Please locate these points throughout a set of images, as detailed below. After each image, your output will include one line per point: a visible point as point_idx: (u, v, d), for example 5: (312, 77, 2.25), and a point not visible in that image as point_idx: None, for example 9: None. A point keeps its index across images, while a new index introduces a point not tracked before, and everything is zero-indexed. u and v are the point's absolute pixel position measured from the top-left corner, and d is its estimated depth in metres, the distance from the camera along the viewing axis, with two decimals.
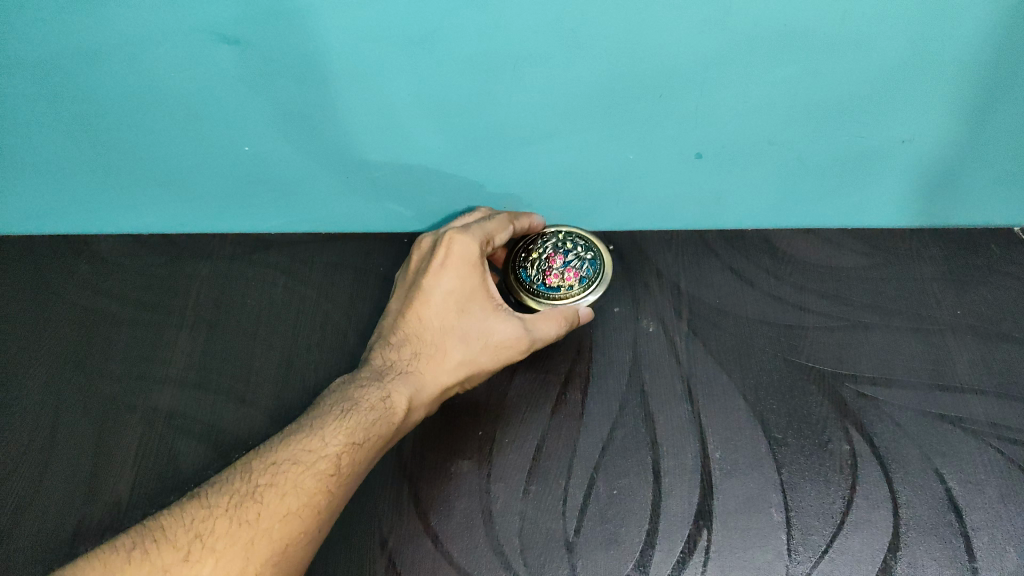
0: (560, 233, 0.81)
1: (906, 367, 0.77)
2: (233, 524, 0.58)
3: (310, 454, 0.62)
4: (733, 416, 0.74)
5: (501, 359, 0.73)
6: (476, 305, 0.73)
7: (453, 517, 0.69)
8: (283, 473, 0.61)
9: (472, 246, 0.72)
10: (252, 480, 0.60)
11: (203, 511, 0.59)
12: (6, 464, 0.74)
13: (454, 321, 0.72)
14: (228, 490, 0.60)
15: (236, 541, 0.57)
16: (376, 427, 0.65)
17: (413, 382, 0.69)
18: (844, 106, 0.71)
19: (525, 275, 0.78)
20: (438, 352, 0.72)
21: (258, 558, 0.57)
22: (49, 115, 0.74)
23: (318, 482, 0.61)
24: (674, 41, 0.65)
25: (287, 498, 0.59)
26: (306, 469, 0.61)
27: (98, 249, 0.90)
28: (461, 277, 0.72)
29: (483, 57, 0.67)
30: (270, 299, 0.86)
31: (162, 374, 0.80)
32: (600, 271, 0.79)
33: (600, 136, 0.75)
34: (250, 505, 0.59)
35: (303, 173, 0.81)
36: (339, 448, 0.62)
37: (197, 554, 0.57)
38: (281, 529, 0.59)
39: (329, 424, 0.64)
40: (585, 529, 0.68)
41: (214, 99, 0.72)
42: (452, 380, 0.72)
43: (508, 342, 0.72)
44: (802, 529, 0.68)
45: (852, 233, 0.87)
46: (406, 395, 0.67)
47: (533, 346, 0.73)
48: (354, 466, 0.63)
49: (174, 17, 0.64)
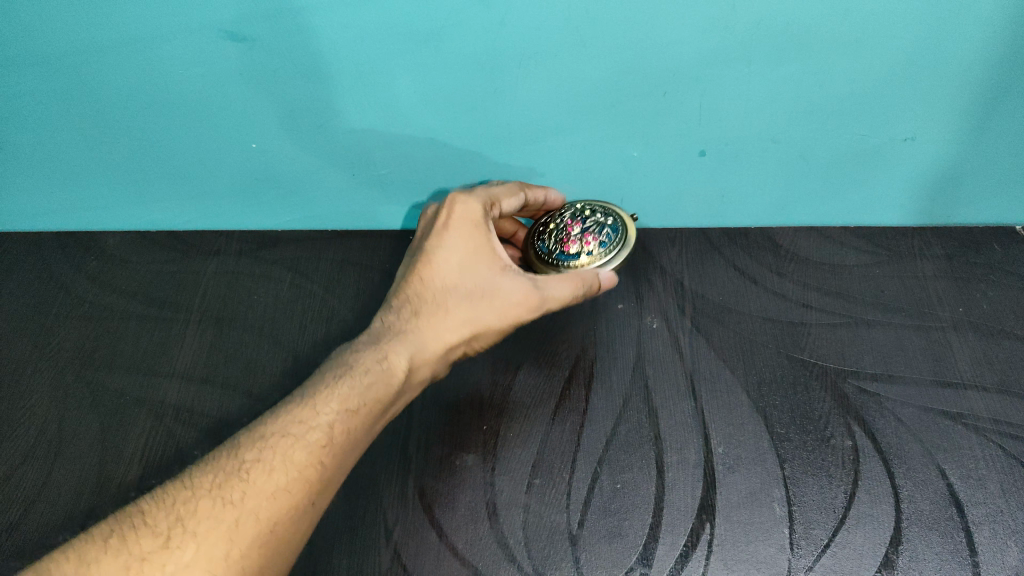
0: (578, 206, 0.81)
1: (907, 363, 0.78)
2: (216, 506, 0.56)
3: (301, 426, 0.60)
4: (735, 412, 0.75)
5: (508, 318, 0.72)
6: (482, 265, 0.73)
7: (457, 510, 0.70)
8: (271, 448, 0.59)
9: (476, 205, 0.73)
10: (239, 457, 0.59)
11: (185, 492, 0.56)
12: (18, 455, 0.75)
13: (458, 281, 0.72)
14: (213, 469, 0.58)
15: (220, 523, 0.55)
16: (373, 390, 0.64)
17: (413, 342, 0.69)
18: (847, 102, 0.71)
19: (543, 249, 0.79)
20: (440, 310, 0.71)
21: (244, 539, 0.55)
22: (59, 111, 0.75)
23: (309, 454, 0.59)
24: (678, 38, 0.65)
25: (275, 475, 0.58)
26: (296, 441, 0.59)
27: (111, 245, 0.92)
28: (464, 238, 0.73)
29: (487, 56, 0.67)
30: (279, 296, 0.87)
31: (171, 369, 0.81)
32: (621, 237, 0.78)
33: (603, 137, 0.76)
34: (236, 484, 0.57)
35: (310, 172, 0.82)
36: (332, 416, 0.61)
37: (177, 540, 0.54)
38: (270, 508, 0.56)
39: (321, 393, 0.63)
40: (588, 523, 0.69)
41: (221, 97, 0.73)
42: (456, 338, 0.71)
43: (516, 300, 0.72)
44: (804, 523, 0.68)
45: (854, 231, 0.88)
46: (404, 356, 0.67)
47: (542, 307, 0.73)
48: (350, 432, 0.62)
49: (182, 15, 0.65)
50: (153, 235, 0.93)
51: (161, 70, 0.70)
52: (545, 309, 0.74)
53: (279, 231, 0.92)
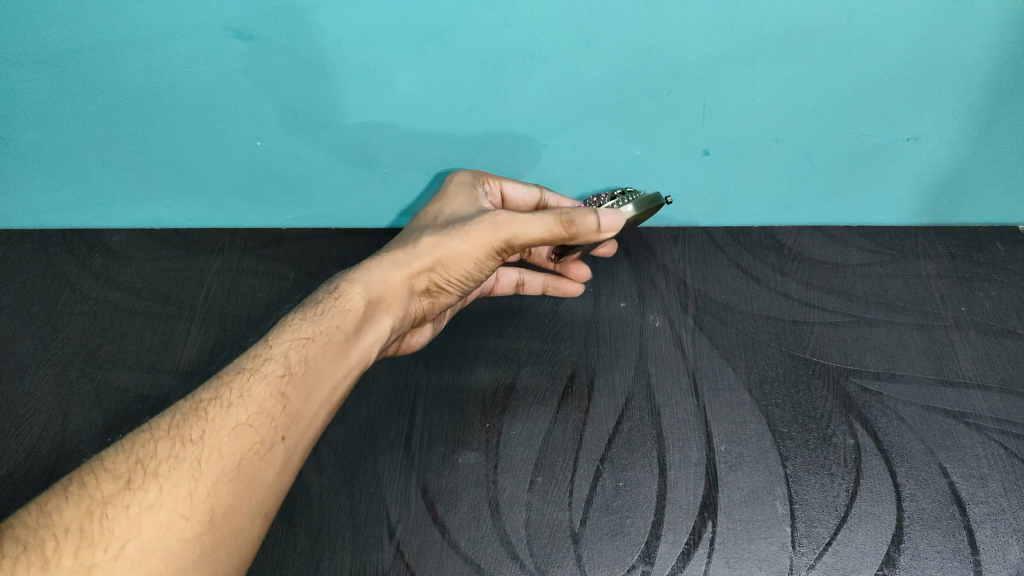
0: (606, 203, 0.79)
1: (909, 362, 0.78)
2: (176, 446, 0.53)
3: (256, 363, 0.60)
4: (737, 410, 0.75)
5: (472, 242, 0.68)
6: (455, 206, 0.72)
7: (460, 507, 0.70)
8: (227, 386, 0.58)
9: (461, 171, 0.76)
10: (195, 398, 0.57)
11: (143, 436, 0.54)
12: (22, 451, 0.76)
13: (431, 220, 0.72)
14: (170, 414, 0.56)
15: (182, 462, 0.52)
16: (327, 318, 0.64)
17: (373, 274, 0.69)
18: (851, 101, 0.71)
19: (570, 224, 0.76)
20: (407, 244, 0.71)
21: (209, 477, 0.53)
22: (64, 109, 0.75)
23: (267, 387, 0.58)
24: (682, 38, 0.66)
25: (235, 409, 0.56)
26: (252, 376, 0.59)
27: (115, 242, 0.93)
28: (444, 191, 0.74)
29: (492, 55, 0.68)
30: (282, 293, 0.87)
31: (174, 366, 0.82)
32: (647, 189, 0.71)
33: (607, 136, 0.76)
34: (194, 423, 0.55)
35: (315, 170, 0.82)
36: (286, 349, 0.61)
37: (140, 482, 0.51)
38: (232, 443, 0.54)
39: (277, 330, 0.64)
40: (590, 521, 0.69)
41: (226, 94, 0.73)
42: (419, 265, 0.70)
43: (480, 220, 0.68)
44: (806, 521, 0.68)
45: (857, 230, 0.88)
46: (363, 288, 0.67)
47: (506, 227, 0.67)
48: (305, 360, 0.61)
49: (189, 13, 0.65)
50: (158, 232, 0.93)
51: (166, 68, 0.71)
52: (519, 236, 0.67)
53: (283, 229, 0.93)
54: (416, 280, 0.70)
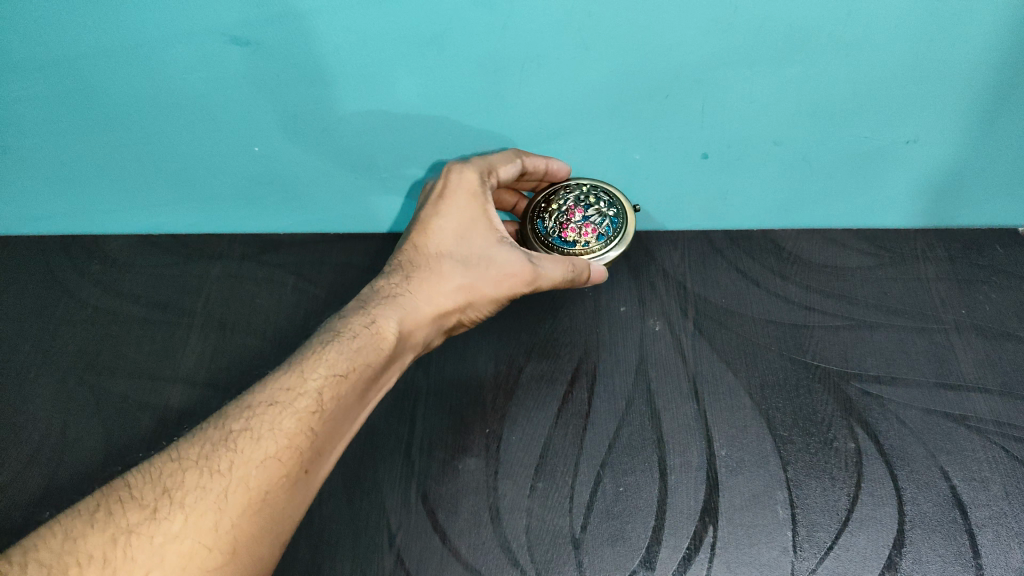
0: (585, 184, 0.78)
1: (910, 365, 0.78)
2: (204, 475, 0.54)
3: (288, 393, 0.59)
4: (738, 414, 0.75)
5: (502, 288, 0.71)
6: (478, 233, 0.72)
7: (460, 513, 0.70)
8: (258, 416, 0.58)
9: (469, 172, 0.71)
10: (225, 427, 0.57)
11: (172, 463, 0.55)
12: (22, 459, 0.76)
13: (451, 247, 0.72)
14: (198, 441, 0.57)
15: (208, 493, 0.54)
16: (362, 356, 0.63)
17: (404, 307, 0.68)
18: (849, 106, 0.71)
19: (542, 227, 0.78)
20: (435, 277, 0.70)
21: (235, 509, 0.54)
22: (63, 116, 0.75)
23: (297, 421, 0.58)
24: (682, 41, 0.65)
25: (263, 442, 0.56)
26: (283, 408, 0.58)
27: (114, 249, 0.92)
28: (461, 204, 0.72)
29: (492, 59, 0.67)
30: (280, 299, 0.87)
31: (173, 373, 0.81)
32: (621, 228, 0.76)
33: (606, 139, 0.76)
34: (223, 454, 0.56)
35: (314, 175, 0.82)
36: (319, 382, 0.60)
37: (165, 511, 0.53)
38: (259, 475, 0.55)
39: (308, 359, 0.62)
40: (590, 527, 0.69)
41: (224, 100, 0.73)
42: (451, 304, 0.70)
43: (512, 271, 0.71)
44: (807, 526, 0.68)
45: (857, 233, 0.88)
46: (395, 321, 0.66)
47: (536, 283, 0.72)
48: (338, 397, 0.61)
49: (186, 18, 0.65)
50: (156, 238, 0.93)
51: (165, 74, 0.71)
52: (540, 287, 0.73)
53: (282, 234, 0.92)
54: (446, 318, 0.71)
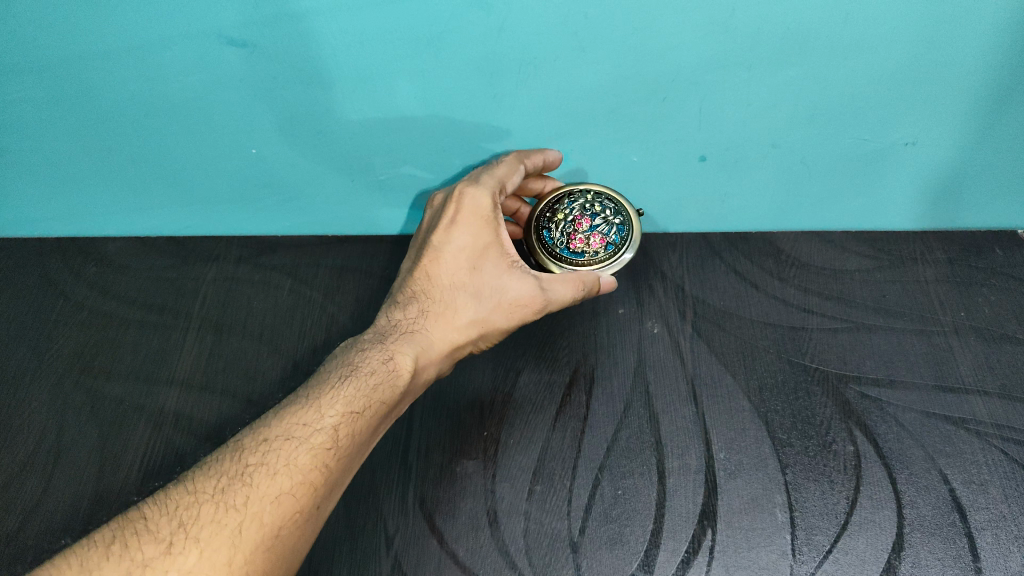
0: (589, 191, 0.78)
1: (909, 368, 0.78)
2: (219, 510, 0.55)
3: (304, 429, 0.60)
4: (737, 416, 0.75)
5: (514, 318, 0.72)
6: (489, 261, 0.72)
7: (458, 517, 0.70)
8: (275, 451, 0.59)
9: (482, 197, 0.70)
10: (241, 461, 0.58)
11: (189, 497, 0.56)
12: (18, 462, 0.76)
13: (463, 278, 0.72)
14: (215, 474, 0.58)
15: (223, 528, 0.55)
16: (378, 393, 0.63)
17: (419, 342, 0.68)
18: (846, 108, 0.71)
19: (548, 237, 0.78)
20: (448, 310, 0.71)
21: (248, 543, 0.55)
22: (58, 118, 0.75)
23: (313, 457, 0.59)
24: (680, 44, 0.65)
25: (278, 478, 0.57)
26: (299, 444, 0.59)
27: (111, 251, 0.92)
28: (473, 233, 0.72)
29: (490, 60, 0.67)
30: (277, 301, 0.87)
31: (170, 376, 0.81)
32: (628, 236, 0.78)
33: (604, 140, 0.76)
34: (238, 489, 0.57)
35: (311, 177, 0.81)
36: (336, 419, 0.61)
37: (180, 546, 0.54)
38: (273, 511, 0.56)
39: (326, 395, 0.62)
40: (589, 530, 0.69)
41: (221, 102, 0.73)
42: (464, 337, 0.71)
43: (523, 301, 0.71)
44: (806, 529, 0.68)
45: (855, 235, 0.88)
46: (411, 356, 0.66)
47: (546, 308, 0.73)
48: (353, 434, 0.61)
49: (181, 20, 0.65)
50: (153, 240, 0.92)
51: (162, 76, 0.70)
52: (550, 309, 0.73)
53: (279, 236, 0.92)
54: (459, 349, 0.72)
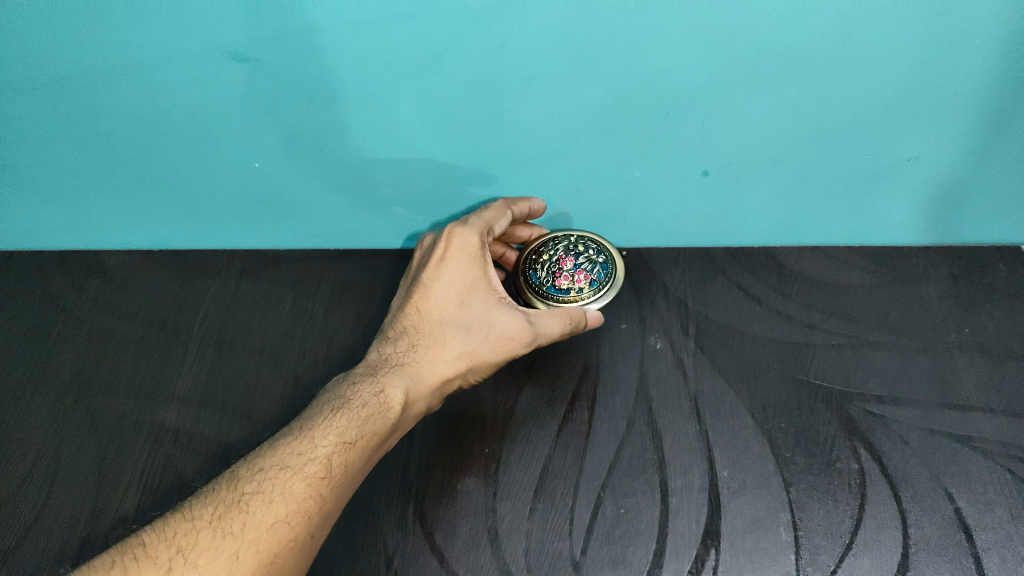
0: (572, 236, 0.82)
1: (913, 386, 0.77)
2: (217, 536, 0.57)
3: (299, 458, 0.61)
4: (741, 434, 0.74)
5: (502, 352, 0.72)
6: (477, 297, 0.73)
7: (458, 536, 0.69)
8: (271, 479, 0.60)
9: (471, 235, 0.73)
10: (238, 489, 0.60)
11: (187, 524, 0.58)
12: (16, 478, 0.75)
13: (452, 312, 0.73)
14: (213, 502, 0.59)
15: (220, 554, 0.56)
16: (370, 424, 0.64)
17: (409, 374, 0.69)
18: (849, 126, 0.71)
19: (534, 277, 0.80)
20: (437, 344, 0.72)
21: (245, 570, 0.56)
22: (59, 134, 0.75)
23: (307, 486, 0.60)
24: (683, 61, 0.65)
25: (274, 506, 0.58)
26: (294, 473, 0.60)
27: (112, 265, 0.92)
28: (463, 269, 0.73)
29: (492, 76, 0.67)
30: (278, 316, 0.87)
31: (169, 392, 0.81)
32: (611, 275, 0.80)
33: (606, 157, 0.75)
34: (236, 515, 0.58)
35: (312, 192, 0.81)
36: (329, 449, 0.62)
37: (178, 572, 0.55)
38: (270, 538, 0.57)
39: (318, 426, 0.63)
40: (591, 550, 0.68)
41: (223, 117, 0.72)
42: (452, 370, 0.71)
43: (511, 334, 0.72)
44: (811, 549, 0.67)
45: (859, 251, 0.88)
46: (402, 389, 0.67)
47: (534, 342, 0.73)
48: (347, 464, 0.62)
49: (182, 36, 0.64)
50: (155, 254, 0.92)
51: (163, 92, 0.70)
52: (537, 344, 0.74)
53: (280, 251, 0.92)
54: (447, 385, 0.72)
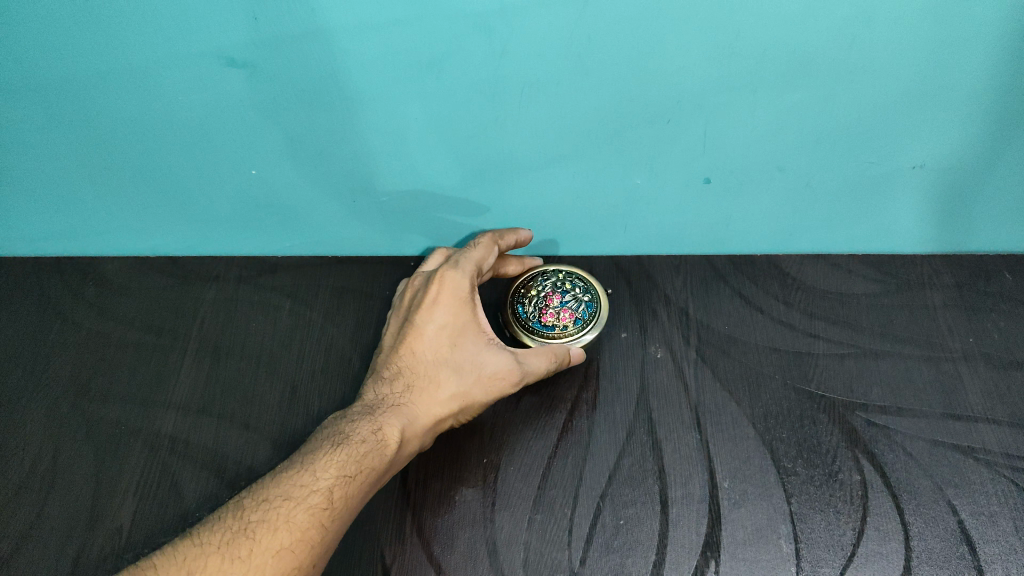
0: (561, 272, 0.83)
1: (916, 395, 0.77)
2: (225, 562, 0.57)
3: (301, 489, 0.61)
4: (742, 444, 0.74)
5: (493, 392, 0.71)
6: (469, 338, 0.73)
7: (456, 547, 0.69)
8: (275, 508, 0.60)
9: (463, 279, 0.73)
10: (245, 517, 0.60)
11: (196, 549, 0.58)
12: (12, 486, 0.75)
13: (444, 353, 0.72)
14: (221, 527, 0.60)
15: None
16: (368, 460, 0.63)
17: (405, 414, 0.68)
18: (852, 133, 0.70)
19: (522, 311, 0.80)
20: (431, 385, 0.70)
21: None
22: (56, 139, 0.74)
23: (310, 516, 0.60)
24: (686, 67, 0.64)
25: (279, 534, 0.59)
26: (297, 504, 0.60)
27: (110, 271, 0.91)
28: (454, 311, 0.73)
29: (492, 83, 0.66)
30: (276, 324, 0.86)
31: (167, 399, 0.80)
32: (596, 313, 0.80)
33: (608, 165, 0.75)
34: (242, 541, 0.58)
35: (311, 199, 0.81)
36: (330, 481, 0.61)
37: None
38: (275, 565, 0.58)
39: (320, 459, 0.63)
40: (590, 561, 0.67)
41: (221, 123, 0.72)
42: (445, 412, 0.70)
43: (502, 374, 0.71)
44: (812, 561, 0.66)
45: (862, 259, 0.87)
46: (399, 426, 0.66)
47: (523, 381, 0.72)
48: (347, 497, 0.61)
49: (182, 41, 0.64)
50: (152, 260, 0.92)
51: (161, 98, 0.70)
52: (527, 383, 0.73)
53: (279, 257, 0.91)
54: (440, 426, 0.71)
